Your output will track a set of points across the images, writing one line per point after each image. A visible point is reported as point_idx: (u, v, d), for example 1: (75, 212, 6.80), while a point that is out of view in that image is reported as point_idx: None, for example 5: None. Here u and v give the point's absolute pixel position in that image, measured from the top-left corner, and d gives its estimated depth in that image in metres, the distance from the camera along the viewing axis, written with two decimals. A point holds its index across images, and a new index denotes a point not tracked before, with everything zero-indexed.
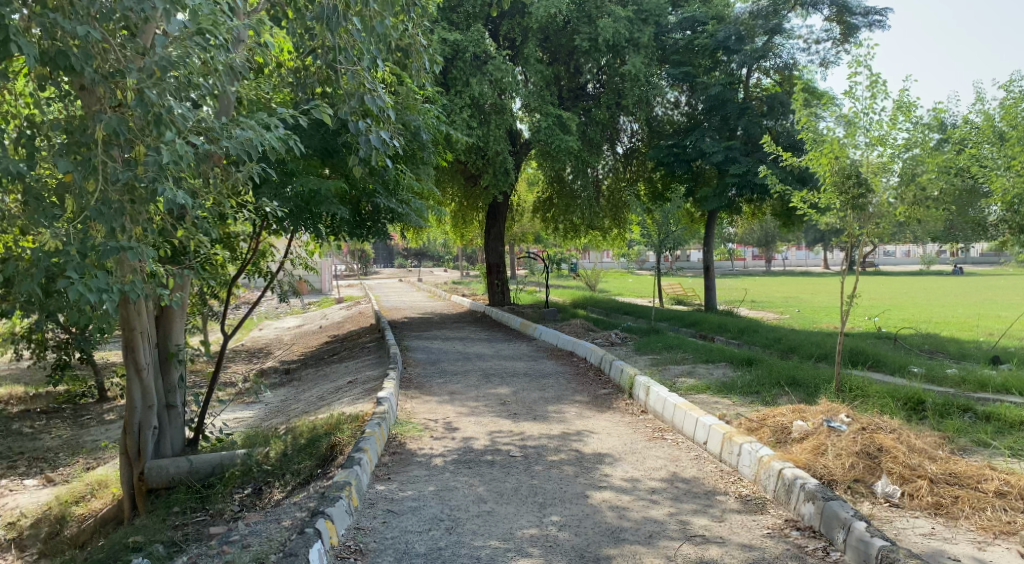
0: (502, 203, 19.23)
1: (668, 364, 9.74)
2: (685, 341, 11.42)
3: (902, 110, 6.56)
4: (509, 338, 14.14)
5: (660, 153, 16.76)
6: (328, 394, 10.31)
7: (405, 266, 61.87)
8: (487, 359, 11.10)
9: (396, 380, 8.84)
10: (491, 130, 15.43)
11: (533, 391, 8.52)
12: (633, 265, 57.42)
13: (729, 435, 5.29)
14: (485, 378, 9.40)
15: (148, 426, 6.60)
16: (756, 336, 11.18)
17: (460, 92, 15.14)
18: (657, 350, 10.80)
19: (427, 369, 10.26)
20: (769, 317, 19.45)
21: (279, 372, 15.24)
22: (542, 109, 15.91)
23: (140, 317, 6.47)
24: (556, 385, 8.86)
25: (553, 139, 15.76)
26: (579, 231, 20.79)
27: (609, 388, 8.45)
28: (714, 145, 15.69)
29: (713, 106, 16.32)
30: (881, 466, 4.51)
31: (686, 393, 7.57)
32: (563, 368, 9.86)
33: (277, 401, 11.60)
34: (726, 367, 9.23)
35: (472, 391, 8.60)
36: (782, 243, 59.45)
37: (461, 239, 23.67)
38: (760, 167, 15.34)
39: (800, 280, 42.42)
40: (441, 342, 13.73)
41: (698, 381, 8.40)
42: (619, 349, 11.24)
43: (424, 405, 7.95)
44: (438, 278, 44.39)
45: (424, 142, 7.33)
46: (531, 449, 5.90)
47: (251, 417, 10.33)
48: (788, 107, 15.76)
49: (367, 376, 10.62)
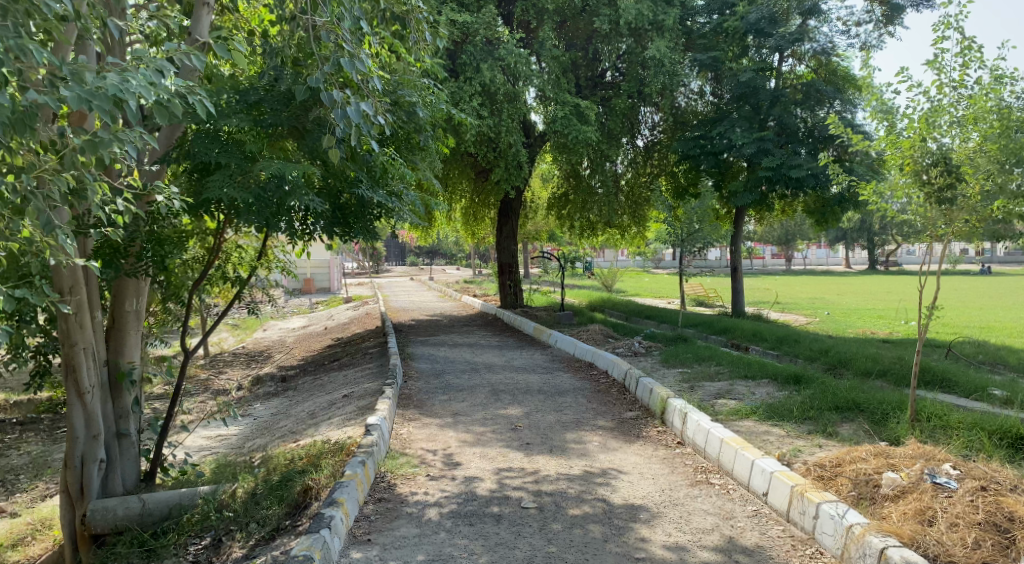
0: (515, 198, 18.13)
1: (701, 381, 8.63)
2: (716, 352, 10.31)
3: (1000, 81, 5.42)
4: (522, 344, 13.08)
5: (686, 146, 15.60)
6: (319, 411, 9.25)
7: (417, 265, 60.94)
8: (497, 371, 10.02)
9: (392, 399, 7.77)
10: (504, 119, 14.38)
11: (548, 413, 7.44)
12: (649, 264, 56.22)
13: (801, 489, 4.21)
14: (494, 396, 8.33)
15: (94, 459, 5.55)
16: (798, 347, 10.06)
17: (470, 78, 14.11)
18: (686, 364, 9.70)
19: (430, 383, 9.21)
20: (799, 321, 18.26)
21: (274, 379, 14.21)
22: (559, 98, 14.80)
23: (83, 330, 5.44)
24: (575, 405, 7.77)
25: (570, 130, 14.65)
26: (596, 228, 19.70)
27: (636, 410, 7.37)
28: (745, 137, 14.56)
29: (743, 94, 15.21)
30: (1016, 545, 3.44)
31: (728, 421, 6.48)
32: (582, 384, 8.78)
33: (267, 415, 10.56)
34: (767, 386, 8.12)
35: (479, 412, 7.53)
36: (801, 242, 58.11)
37: (472, 238, 22.62)
38: (795, 158, 14.31)
39: (823, 280, 41.10)
40: (448, 349, 12.67)
41: (738, 404, 7.29)
42: (644, 361, 10.15)
43: (422, 430, 6.90)
44: (450, 277, 43.36)
45: (421, 124, 6.04)
46: (547, 498, 4.82)
47: (235, 436, 9.30)
48: (824, 95, 14.65)
49: (363, 389, 9.56)
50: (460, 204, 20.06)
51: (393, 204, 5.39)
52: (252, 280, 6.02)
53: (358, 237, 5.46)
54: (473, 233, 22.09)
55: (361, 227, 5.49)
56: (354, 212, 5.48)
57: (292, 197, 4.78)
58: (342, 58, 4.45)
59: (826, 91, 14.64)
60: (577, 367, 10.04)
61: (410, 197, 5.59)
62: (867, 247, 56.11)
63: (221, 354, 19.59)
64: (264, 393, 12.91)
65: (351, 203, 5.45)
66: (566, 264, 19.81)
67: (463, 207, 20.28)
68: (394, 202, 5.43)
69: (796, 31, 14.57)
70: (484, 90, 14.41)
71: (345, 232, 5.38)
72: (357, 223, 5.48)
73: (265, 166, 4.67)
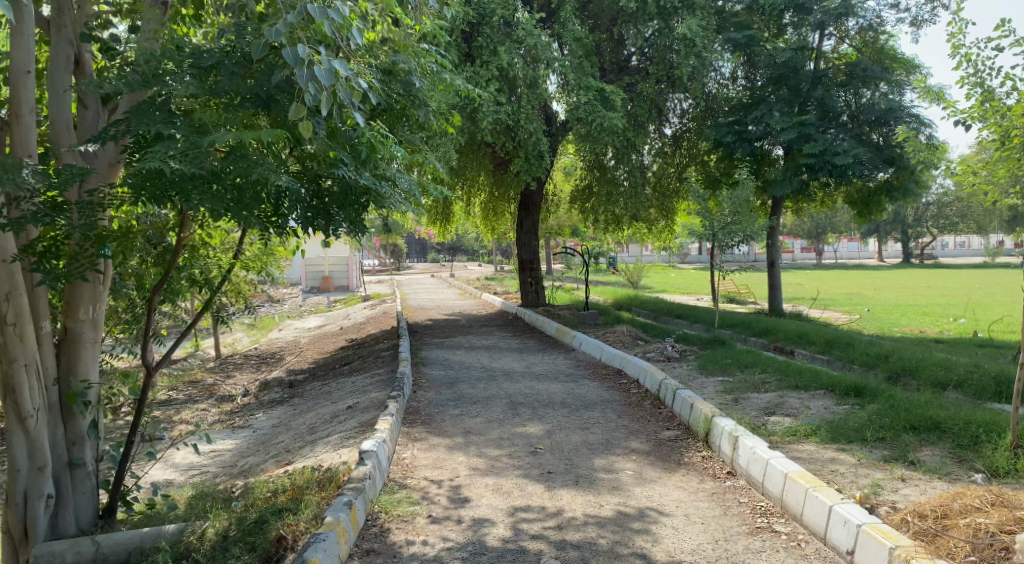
0: (535, 191, 17.20)
1: (746, 393, 7.65)
2: (759, 357, 9.31)
3: None
4: (544, 347, 12.17)
5: (718, 132, 14.49)
6: (321, 424, 8.42)
7: (438, 262, 60.34)
8: (517, 379, 9.11)
9: (397, 414, 6.90)
10: (523, 105, 13.45)
11: (574, 433, 6.51)
12: (675, 258, 54.98)
13: (905, 556, 3.32)
14: (512, 410, 7.40)
15: (39, 495, 4.72)
16: (851, 352, 9.04)
17: (486, 62, 13.24)
18: (726, 372, 8.70)
19: (442, 394, 8.32)
20: (838, 319, 17.11)
21: (281, 383, 13.42)
22: (581, 82, 13.85)
23: (22, 345, 4.60)
24: (604, 423, 6.86)
25: (594, 117, 13.71)
26: (622, 222, 18.74)
27: (675, 429, 6.44)
28: (784, 121, 13.52)
29: (781, 76, 14.08)
30: None
31: (784, 447, 5.53)
32: (611, 395, 7.87)
33: (267, 426, 9.76)
34: (823, 399, 7.11)
35: (494, 431, 6.62)
36: (832, 235, 56.47)
37: (492, 233, 21.73)
38: (839, 144, 13.22)
39: (857, 275, 39.63)
40: (464, 352, 11.79)
41: (793, 422, 6.31)
42: (679, 368, 9.17)
43: (429, 453, 6.04)
44: (470, 274, 42.55)
45: (419, 96, 5.14)
46: (573, 554, 3.93)
47: (228, 451, 8.47)
48: (871, 75, 13.55)
49: (370, 400, 8.71)
50: (479, 197, 19.21)
51: (389, 190, 4.46)
52: (223, 282, 5.17)
53: (349, 228, 4.51)
54: (493, 228, 21.20)
55: (353, 216, 4.52)
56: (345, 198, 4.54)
57: (252, 173, 3.86)
58: (317, 2, 3.53)
59: (872, 71, 13.52)
60: (605, 375, 9.10)
61: (414, 183, 4.69)
62: (901, 240, 54.40)
63: (233, 356, 18.92)
64: (269, 400, 12.13)
65: (339, 187, 4.52)
66: (590, 259, 18.81)
67: (482, 200, 19.42)
68: (391, 187, 4.51)
69: (840, 5, 13.55)
70: (502, 75, 13.54)
71: (331, 217, 4.40)
72: (346, 211, 4.50)
73: (218, 136, 3.72)
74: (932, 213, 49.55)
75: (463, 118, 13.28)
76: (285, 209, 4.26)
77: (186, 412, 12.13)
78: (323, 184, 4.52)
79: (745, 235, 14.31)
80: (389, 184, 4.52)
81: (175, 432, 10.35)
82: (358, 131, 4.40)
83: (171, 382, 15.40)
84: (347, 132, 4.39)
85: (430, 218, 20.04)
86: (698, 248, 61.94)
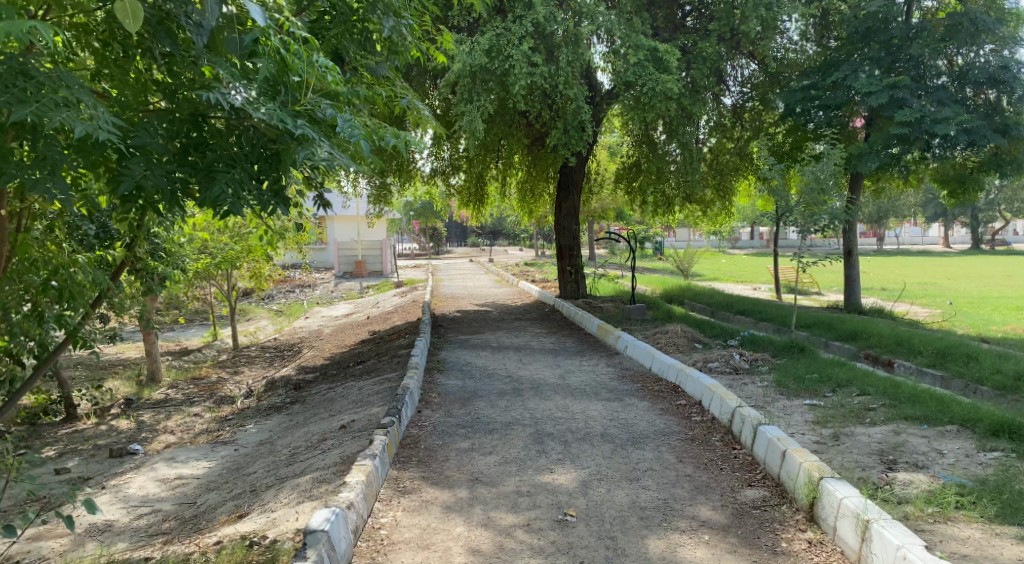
0: (576, 168, 15.43)
1: (847, 427, 5.82)
2: (852, 371, 7.49)
3: None
4: (583, 349, 10.44)
5: (793, 99, 12.75)
6: (304, 449, 6.91)
7: (479, 247, 58.95)
8: (547, 396, 7.39)
9: (384, 452, 5.27)
10: (562, 65, 11.68)
11: (619, 487, 4.78)
12: (725, 244, 52.44)
13: None
14: (537, 445, 5.69)
15: None
16: (971, 368, 7.19)
17: (521, 17, 11.67)
18: (813, 395, 6.86)
19: (452, 415, 6.66)
20: (922, 314, 14.94)
21: (287, 384, 11.95)
22: (629, 40, 12.07)
23: None
24: (660, 470, 5.11)
25: (645, 80, 11.92)
26: (673, 204, 16.94)
27: (761, 491, 4.66)
28: (873, 83, 11.45)
29: (869, 30, 12.16)
30: None
31: (936, 538, 3.72)
32: (669, 425, 6.11)
33: (253, 442, 8.26)
34: (960, 442, 5.27)
35: (511, 481, 4.94)
36: (894, 220, 53.22)
37: (529, 216, 20.04)
38: (940, 109, 11.13)
39: (926, 263, 36.77)
40: (490, 355, 10.14)
41: (931, 480, 4.50)
42: (750, 386, 7.36)
43: (418, 518, 4.40)
44: (511, 260, 40.81)
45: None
46: None
47: (192, 481, 6.88)
48: (980, 24, 11.36)
49: (367, 418, 7.15)
50: (518, 177, 17.75)
51: (303, 131, 3.49)
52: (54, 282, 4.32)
53: (251, 190, 3.66)
54: (531, 212, 19.48)
55: (254, 175, 3.68)
56: (247, 151, 3.72)
57: (26, 107, 3.00)
58: None
59: (984, 20, 11.28)
60: (657, 393, 7.32)
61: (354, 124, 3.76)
62: (970, 225, 50.94)
63: (249, 348, 17.62)
64: (268, 405, 10.66)
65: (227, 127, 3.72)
66: (637, 244, 16.95)
67: (520, 180, 17.94)
68: (310, 130, 3.56)
69: None
70: (538, 32, 11.85)
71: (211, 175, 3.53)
72: (242, 169, 3.65)
73: None
74: (1006, 196, 45.95)
75: (493, 82, 11.63)
76: (130, 166, 3.39)
77: (176, 416, 10.71)
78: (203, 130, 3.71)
79: (828, 219, 11.95)
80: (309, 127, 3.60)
81: (151, 446, 8.94)
82: (248, 41, 3.48)
83: (176, 377, 14.12)
84: (231, 42, 3.46)
85: (462, 200, 18.42)
86: (750, 233, 59.20)
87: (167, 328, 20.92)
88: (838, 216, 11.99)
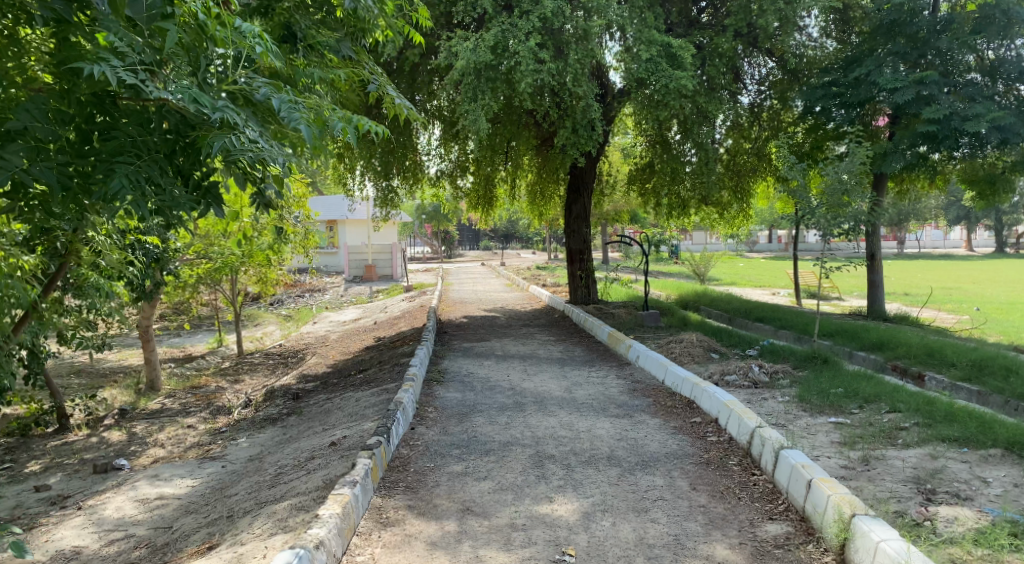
0: (587, 169, 14.96)
1: (877, 450, 5.31)
2: (879, 385, 6.97)
3: None
4: (592, 359, 9.96)
5: (813, 96, 12.25)
6: (290, 467, 6.50)
7: (491, 250, 58.49)
8: (551, 411, 6.91)
9: (369, 477, 4.84)
10: (571, 61, 11.19)
11: (625, 521, 4.30)
12: (741, 247, 51.73)
13: None
14: (536, 468, 5.22)
15: None
16: (1011, 383, 6.65)
17: (528, 12, 11.23)
18: (838, 412, 6.34)
19: (448, 434, 6.20)
20: (948, 320, 14.34)
21: (286, 394, 11.54)
22: (642, 36, 11.60)
23: None
24: (670, 500, 4.63)
25: (658, 77, 11.44)
26: (687, 207, 16.44)
27: (784, 528, 4.17)
28: (898, 78, 10.90)
29: (894, 23, 11.60)
30: None
31: None
32: (682, 447, 5.63)
33: (242, 458, 7.85)
34: (1004, 469, 4.77)
35: (505, 512, 4.47)
36: (915, 223, 52.23)
37: (540, 220, 19.61)
38: (970, 105, 10.57)
39: (950, 267, 35.82)
40: (494, 365, 9.68)
41: (977, 516, 4.00)
42: (770, 402, 6.84)
43: (399, 556, 3.95)
44: (523, 263, 40.31)
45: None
46: None
47: (172, 503, 6.47)
48: (1014, 16, 10.74)
49: (358, 434, 6.73)
50: (528, 179, 17.37)
51: (219, 117, 3.56)
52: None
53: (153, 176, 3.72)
54: (541, 215, 19.01)
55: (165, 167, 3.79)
56: (161, 141, 3.83)
57: None
58: None
59: (1018, 11, 10.66)
60: (670, 410, 6.82)
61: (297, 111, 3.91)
62: (993, 228, 49.88)
63: (253, 355, 17.25)
64: (263, 416, 10.25)
65: (140, 114, 3.85)
66: (650, 248, 16.43)
67: (530, 183, 17.54)
68: (226, 116, 3.62)
69: None
70: (546, 27, 11.41)
71: (112, 167, 3.64)
72: (149, 161, 3.74)
73: None
74: None
75: (499, 78, 11.16)
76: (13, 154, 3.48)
77: (170, 428, 10.32)
78: (115, 116, 3.85)
79: (852, 221, 11.42)
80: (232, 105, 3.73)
81: (138, 461, 8.54)
82: (154, 12, 3.61)
83: (176, 385, 13.78)
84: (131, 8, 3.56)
85: (472, 203, 18.05)
86: (768, 236, 58.38)
87: (173, 334, 20.59)
88: (862, 218, 11.44)
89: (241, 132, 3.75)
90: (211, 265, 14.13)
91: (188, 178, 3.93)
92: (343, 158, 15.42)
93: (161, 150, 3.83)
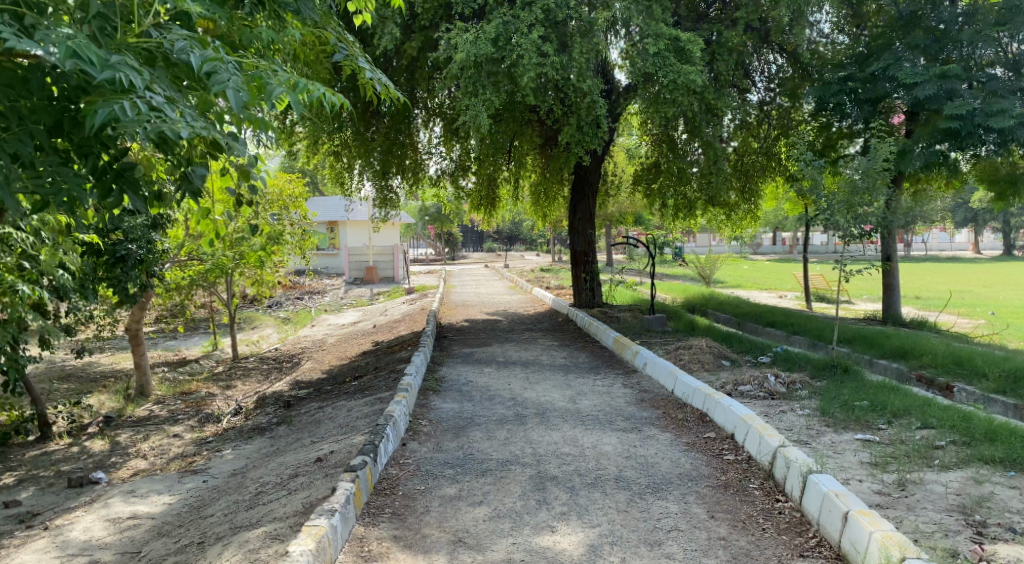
0: (592, 168, 14.49)
1: (913, 472, 4.83)
2: (907, 397, 6.47)
3: None
4: (597, 366, 9.47)
5: (826, 91, 11.76)
6: (271, 486, 6.03)
7: (494, 252, 58.16)
8: (554, 425, 6.44)
9: (351, 505, 4.38)
10: (575, 54, 10.73)
11: (637, 558, 3.84)
12: (746, 249, 51.29)
13: None
14: (538, 492, 4.75)
15: None
16: None
17: (530, 3, 10.77)
18: (865, 427, 5.86)
19: (442, 450, 5.73)
20: (964, 325, 13.84)
21: (277, 401, 11.08)
22: (649, 28, 11.13)
23: None
24: (686, 532, 4.15)
25: (666, 72, 10.99)
26: (694, 207, 15.97)
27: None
28: (918, 72, 10.41)
29: (914, 15, 11.11)
30: None
31: None
32: (697, 468, 5.14)
33: (223, 473, 7.37)
34: None
35: (502, 546, 4.02)
36: (922, 225, 51.68)
37: (543, 221, 19.15)
38: (996, 101, 10.07)
39: (958, 270, 35.32)
40: (494, 372, 9.19)
41: None
42: (789, 415, 6.36)
43: None
44: (526, 265, 39.77)
45: None
46: None
47: (145, 523, 6.00)
48: None
49: (344, 451, 6.25)
50: (530, 178, 16.92)
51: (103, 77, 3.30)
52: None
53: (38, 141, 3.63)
54: (545, 216, 18.53)
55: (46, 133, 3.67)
56: (45, 104, 3.70)
57: None
58: None
59: None
60: (682, 424, 6.34)
61: (231, 74, 3.71)
62: (1002, 230, 49.32)
63: (248, 358, 16.80)
64: (252, 426, 9.79)
65: (14, 74, 3.69)
66: (656, 250, 15.96)
67: (533, 182, 17.09)
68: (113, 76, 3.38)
69: None
70: (549, 20, 10.94)
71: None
72: (30, 127, 3.63)
73: None
74: None
75: (501, 73, 10.69)
76: None
77: (154, 437, 9.85)
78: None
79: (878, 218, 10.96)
80: (130, 64, 3.54)
81: (118, 473, 8.10)
82: None
83: (166, 391, 13.33)
84: None
85: (473, 204, 17.62)
86: (773, 238, 57.88)
87: (168, 337, 20.17)
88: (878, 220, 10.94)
89: (141, 97, 3.52)
90: (202, 265, 13.68)
91: (89, 156, 3.80)
92: (340, 156, 14.98)
93: (47, 112, 3.70)
